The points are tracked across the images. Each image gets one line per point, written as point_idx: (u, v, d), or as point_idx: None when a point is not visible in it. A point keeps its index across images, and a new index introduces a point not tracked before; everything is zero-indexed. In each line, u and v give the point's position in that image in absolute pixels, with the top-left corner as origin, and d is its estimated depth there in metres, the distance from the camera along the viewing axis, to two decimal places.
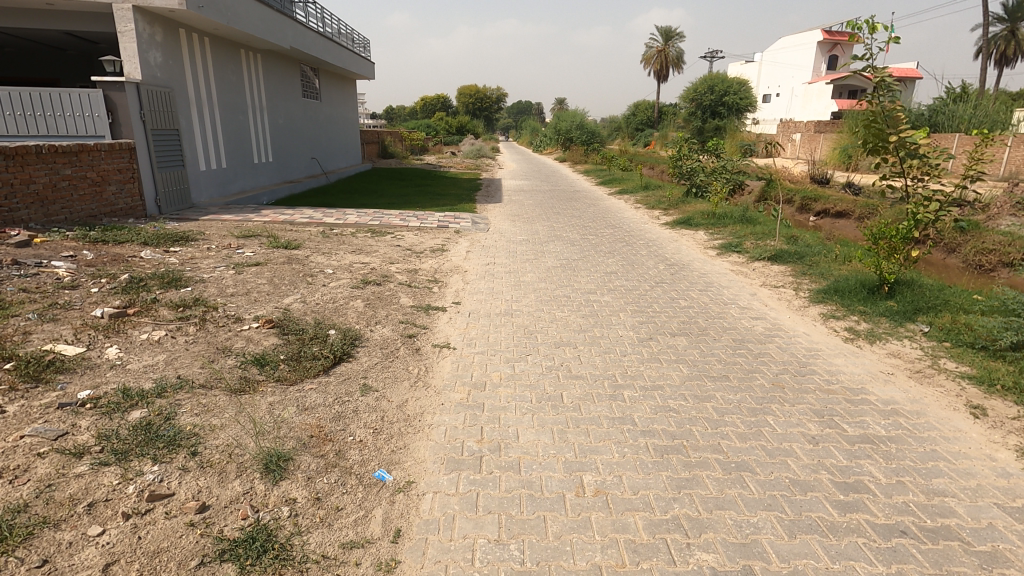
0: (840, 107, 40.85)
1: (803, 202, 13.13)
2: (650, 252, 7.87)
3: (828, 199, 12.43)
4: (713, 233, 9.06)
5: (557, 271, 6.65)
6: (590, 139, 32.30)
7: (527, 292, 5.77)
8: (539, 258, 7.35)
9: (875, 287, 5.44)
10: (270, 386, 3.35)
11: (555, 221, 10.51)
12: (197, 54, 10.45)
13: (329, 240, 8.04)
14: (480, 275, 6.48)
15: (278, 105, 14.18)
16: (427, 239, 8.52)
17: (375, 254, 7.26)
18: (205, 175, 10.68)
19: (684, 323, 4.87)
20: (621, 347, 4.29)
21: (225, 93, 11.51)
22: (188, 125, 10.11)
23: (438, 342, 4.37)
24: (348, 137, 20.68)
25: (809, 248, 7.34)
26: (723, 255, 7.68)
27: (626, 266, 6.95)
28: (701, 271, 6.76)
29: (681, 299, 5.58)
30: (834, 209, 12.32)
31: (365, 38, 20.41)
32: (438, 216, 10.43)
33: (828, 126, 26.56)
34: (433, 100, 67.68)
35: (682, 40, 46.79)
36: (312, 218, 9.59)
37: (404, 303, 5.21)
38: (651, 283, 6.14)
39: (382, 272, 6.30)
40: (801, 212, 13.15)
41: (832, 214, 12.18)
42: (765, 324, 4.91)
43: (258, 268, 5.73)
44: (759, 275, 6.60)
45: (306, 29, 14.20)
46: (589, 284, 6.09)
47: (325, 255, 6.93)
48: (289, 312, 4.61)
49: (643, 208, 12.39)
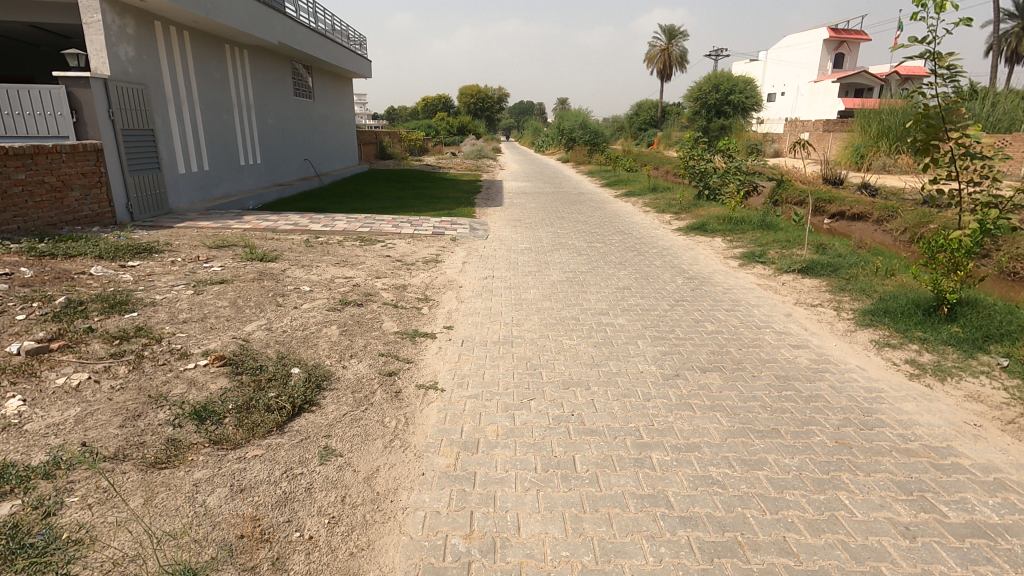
0: (847, 107, 39.98)
1: (818, 204, 12.44)
2: (665, 263, 7.14)
3: (844, 201, 11.76)
4: (732, 240, 8.33)
5: (561, 286, 5.94)
6: (593, 138, 31.56)
7: (529, 313, 5.07)
8: (542, 271, 6.65)
9: (933, 308, 4.70)
10: (202, 453, 2.62)
11: (559, 227, 9.80)
12: (175, 48, 9.74)
13: (312, 250, 7.34)
14: (477, 291, 5.77)
15: (268, 104, 13.48)
16: (420, 248, 7.80)
17: (360, 267, 6.56)
18: (184, 178, 9.97)
19: (713, 353, 4.15)
20: (643, 389, 3.57)
21: (208, 91, 10.81)
22: (164, 124, 9.40)
23: (424, 381, 3.65)
24: (344, 137, 19.99)
25: (843, 259, 6.61)
26: (745, 266, 6.95)
27: (640, 279, 6.23)
28: (724, 286, 6.04)
29: (705, 320, 4.87)
30: (850, 213, 11.64)
31: (362, 34, 19.70)
32: (434, 221, 9.73)
33: (837, 125, 25.80)
34: (433, 100, 67.12)
35: (686, 38, 46.06)
36: (297, 224, 8.89)
37: (387, 330, 4.49)
38: (670, 301, 5.42)
39: (365, 288, 5.58)
40: (817, 216, 12.39)
41: (850, 217, 11.50)
42: (809, 353, 4.18)
43: (222, 286, 5.03)
44: (791, 290, 5.87)
45: (297, 24, 13.48)
46: (599, 303, 5.37)
47: (304, 269, 6.23)
48: (248, 345, 3.89)
49: (652, 212, 11.67)
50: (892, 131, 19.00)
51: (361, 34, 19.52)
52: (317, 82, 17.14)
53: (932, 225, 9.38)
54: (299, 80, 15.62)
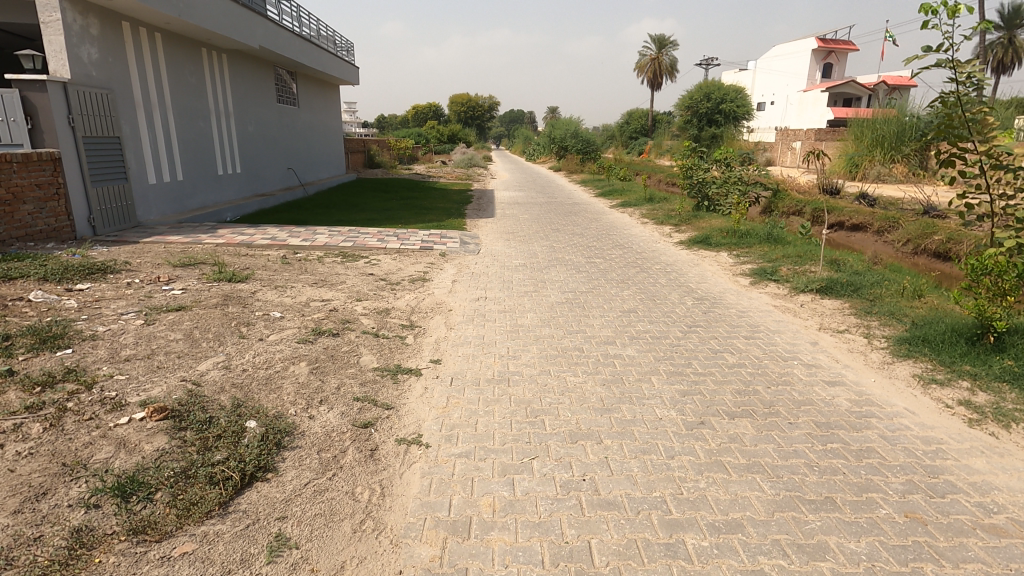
0: (836, 116, 40.04)
1: (816, 214, 12.08)
2: (671, 281, 6.64)
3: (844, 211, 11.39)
4: (739, 255, 7.86)
5: (560, 310, 5.41)
6: (585, 147, 31.25)
7: (526, 342, 4.52)
8: (539, 291, 6.11)
9: (977, 337, 4.19)
10: (115, 553, 2.05)
11: (554, 240, 9.30)
12: (146, 51, 9.15)
13: (288, 268, 6.76)
14: (468, 316, 5.22)
15: (249, 111, 12.89)
16: (406, 265, 7.24)
17: (340, 287, 5.98)
18: (155, 189, 9.34)
19: (740, 394, 3.62)
20: (665, 443, 3.02)
21: (182, 96, 10.21)
22: (132, 131, 8.78)
23: (406, 434, 3.09)
24: (330, 145, 19.42)
25: (862, 278, 6.15)
26: (758, 284, 6.45)
27: (646, 301, 5.72)
28: (739, 309, 5.54)
29: (724, 350, 4.36)
30: (851, 223, 11.27)
31: (349, 40, 19.18)
32: (422, 235, 9.17)
33: (829, 133, 25.46)
34: (424, 108, 66.72)
35: (677, 47, 46.05)
36: (275, 238, 8.30)
37: (367, 366, 3.93)
38: (682, 327, 4.91)
39: (344, 314, 5.01)
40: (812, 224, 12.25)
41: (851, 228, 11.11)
42: (847, 392, 3.67)
43: (179, 313, 4.44)
44: (811, 313, 5.39)
45: (280, 28, 12.92)
46: (604, 329, 4.84)
47: (277, 291, 5.64)
48: (199, 389, 3.30)
49: (651, 224, 11.20)
50: (886, 140, 18.64)
51: (348, 40, 19.02)
52: (302, 89, 16.57)
53: (938, 236, 8.99)
54: (282, 86, 15.04)
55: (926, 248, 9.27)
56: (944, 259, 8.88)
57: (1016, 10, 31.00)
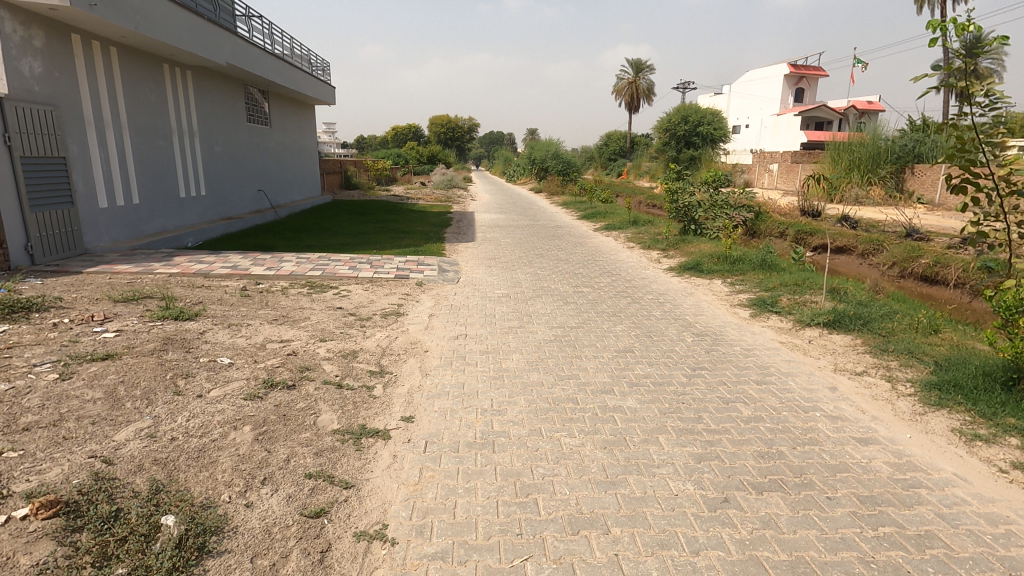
0: (809, 139, 40.82)
1: (796, 235, 11.95)
2: (666, 313, 6.16)
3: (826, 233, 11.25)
4: (733, 284, 7.45)
5: (548, 350, 4.87)
6: (565, 169, 31.14)
7: (511, 392, 3.96)
8: (525, 326, 5.57)
9: (1015, 383, 3.73)
10: None
11: (538, 267, 8.81)
12: (99, 65, 8.51)
13: (247, 302, 6.11)
14: (445, 359, 4.64)
15: (215, 130, 12.24)
16: (379, 296, 6.65)
17: (303, 325, 5.36)
18: (107, 214, 8.62)
19: (763, 458, 3.10)
20: (686, 531, 2.47)
21: (140, 114, 9.55)
22: (81, 152, 8.08)
23: (367, 526, 2.49)
24: (305, 166, 18.81)
25: (869, 310, 5.75)
26: (758, 317, 6.01)
27: (642, 338, 5.22)
28: (742, 346, 5.07)
29: (735, 399, 3.86)
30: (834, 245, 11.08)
31: (325, 59, 18.72)
32: (397, 261, 8.61)
33: (803, 155, 25.70)
34: (403, 129, 66.57)
35: (654, 71, 46.72)
36: (236, 267, 7.63)
37: (325, 429, 3.32)
38: (686, 370, 4.40)
39: (304, 358, 4.38)
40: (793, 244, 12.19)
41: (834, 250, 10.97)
42: (884, 454, 3.18)
43: (104, 363, 3.77)
44: (820, 350, 4.95)
45: (249, 45, 12.38)
46: (599, 374, 4.31)
47: (230, 330, 5.00)
48: (107, 471, 2.64)
49: (637, 249, 10.82)
50: (862, 163, 18.77)
51: (323, 59, 18.59)
52: (275, 108, 15.99)
53: (924, 259, 8.75)
54: (252, 104, 14.44)
55: (913, 272, 9.05)
56: (933, 283, 8.65)
57: None
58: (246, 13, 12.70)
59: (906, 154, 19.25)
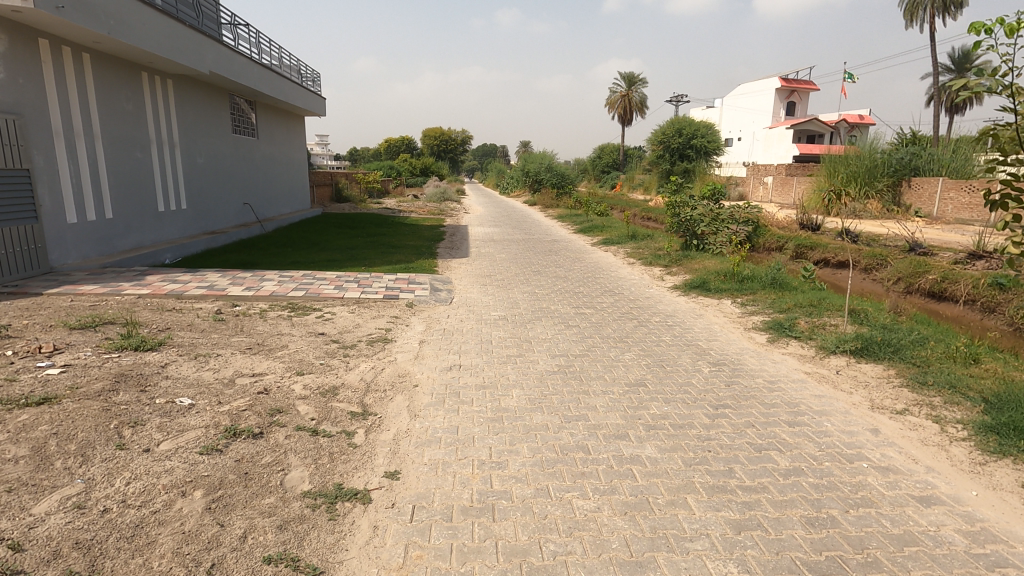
0: (802, 151, 40.88)
1: (796, 249, 12.12)
2: (676, 339, 5.68)
3: (827, 248, 11.40)
4: (744, 305, 6.99)
5: (551, 383, 4.38)
6: (559, 182, 30.82)
7: (512, 438, 3.45)
8: (524, 354, 5.08)
9: None
10: None
11: (535, 285, 8.34)
12: (69, 72, 8.00)
13: (221, 327, 5.59)
14: (437, 396, 4.13)
15: (199, 141, 11.76)
16: (366, 320, 6.14)
17: (279, 354, 4.85)
18: (76, 230, 8.07)
19: (813, 527, 2.61)
20: None
21: (116, 124, 9.04)
22: (48, 164, 7.55)
23: None
24: (293, 179, 18.33)
25: (897, 335, 5.31)
26: (777, 342, 5.55)
27: (655, 369, 4.74)
28: (765, 378, 4.60)
29: (769, 447, 3.37)
30: (835, 260, 11.08)
31: (315, 70, 18.31)
32: (387, 280, 8.12)
33: (798, 167, 25.67)
34: (397, 142, 66.46)
35: (646, 84, 46.78)
36: (212, 287, 7.10)
37: (294, 491, 2.80)
38: (707, 409, 3.92)
39: (276, 398, 3.86)
40: (794, 260, 11.94)
41: (833, 265, 11.10)
42: (954, 519, 2.70)
43: (38, 410, 3.22)
44: (851, 382, 4.49)
45: (235, 53, 11.94)
46: (610, 414, 3.82)
47: (197, 363, 4.47)
48: (12, 562, 2.10)
49: (638, 265, 10.39)
50: (858, 176, 18.31)
51: (314, 70, 18.21)
52: (262, 119, 15.52)
53: (932, 275, 8.51)
54: (238, 115, 13.97)
55: (919, 288, 8.79)
56: (940, 299, 8.34)
57: (966, 56, 34.41)
58: (232, 21, 12.27)
59: (903, 167, 18.77)
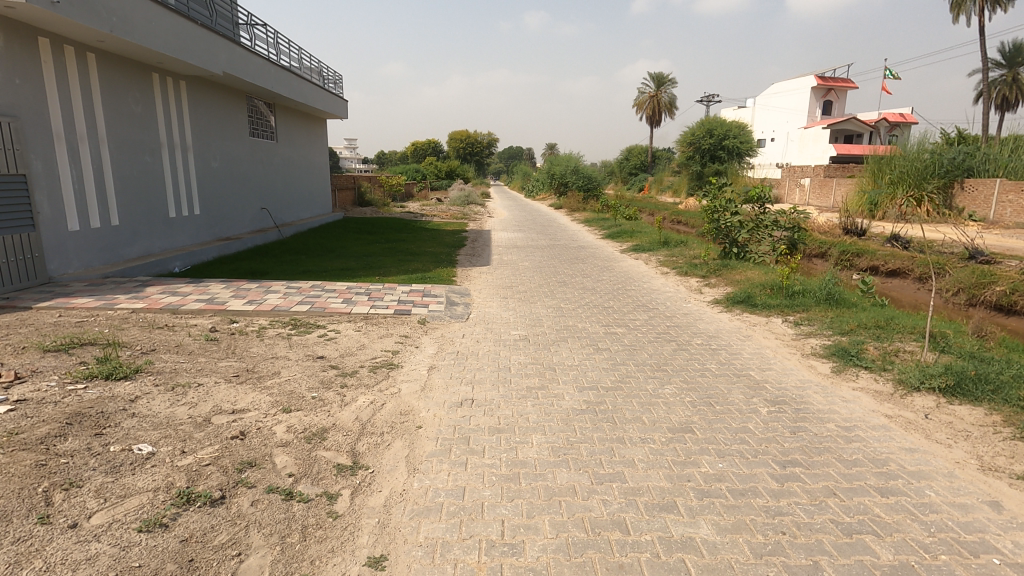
0: (840, 152, 39.19)
1: (840, 257, 11.32)
2: (724, 368, 4.92)
3: (875, 255, 10.60)
4: (798, 326, 6.16)
5: (579, 427, 3.68)
6: (586, 184, 30.02)
7: (531, 508, 2.77)
8: (547, 387, 4.38)
9: None
10: None
11: (561, 298, 7.65)
12: (71, 72, 7.64)
13: (212, 348, 5.05)
14: (443, 442, 3.47)
15: (213, 144, 11.41)
16: (371, 340, 5.54)
17: (268, 384, 4.26)
18: (78, 238, 7.70)
19: None
20: None
21: (123, 127, 8.69)
22: (47, 169, 7.19)
23: None
24: (314, 183, 18.01)
25: (993, 368, 4.44)
26: (844, 374, 4.73)
27: (702, 408, 4.00)
28: (838, 422, 3.81)
29: (862, 530, 2.62)
30: (886, 268, 10.35)
31: (336, 71, 17.98)
32: (400, 292, 7.54)
33: (836, 169, 24.45)
34: (423, 145, 66.63)
35: (676, 84, 45.52)
36: (212, 300, 6.60)
37: None
38: (773, 468, 3.16)
39: (251, 446, 3.24)
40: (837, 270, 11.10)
41: (882, 273, 10.37)
42: None
43: None
44: (948, 431, 3.66)
45: (251, 54, 11.58)
46: (652, 475, 3.11)
47: (172, 396, 3.90)
48: None
49: (672, 274, 9.60)
50: (909, 176, 16.82)
51: (335, 72, 17.89)
52: (282, 122, 15.19)
53: (999, 287, 7.77)
54: (256, 118, 13.64)
55: (984, 301, 7.95)
56: (1010, 314, 7.60)
57: (1017, 48, 32.30)
58: (249, 21, 11.92)
59: (955, 168, 17.13)
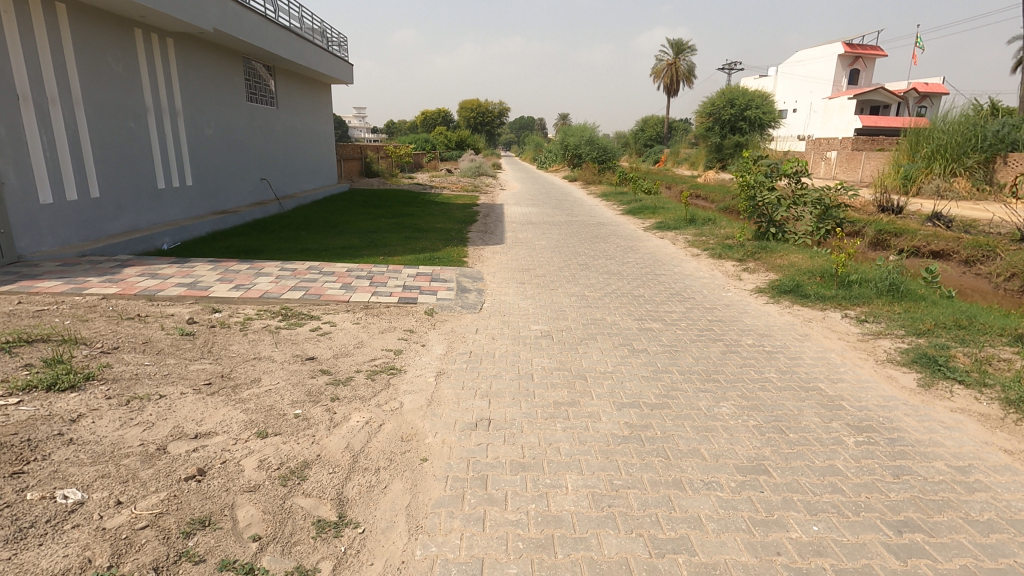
0: (866, 125, 37.41)
1: (877, 237, 10.23)
2: (787, 378, 4.13)
3: (916, 236, 9.66)
4: (861, 325, 5.31)
5: (624, 464, 2.93)
6: (601, 156, 28.78)
7: None
8: (578, 404, 3.62)
9: None
10: None
11: (583, 285, 6.84)
12: (37, 22, 6.78)
13: (186, 345, 4.34)
14: (454, 485, 2.73)
15: (207, 109, 10.57)
16: (369, 336, 4.79)
17: (243, 398, 3.52)
18: (51, 212, 6.97)
19: None
20: None
21: (104, 88, 7.87)
22: (13, 135, 6.43)
23: None
24: (318, 152, 17.11)
25: None
26: (935, 389, 3.94)
27: (773, 437, 3.23)
28: (948, 461, 3.03)
29: None
30: (928, 249, 9.42)
31: (341, 33, 16.90)
32: (405, 276, 6.79)
33: (867, 141, 23.03)
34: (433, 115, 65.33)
35: (695, 53, 43.54)
36: (194, 285, 5.88)
37: None
38: (886, 536, 2.41)
39: (208, 493, 2.51)
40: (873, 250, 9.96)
41: (923, 254, 9.45)
42: None
43: None
44: None
45: (245, 10, 10.60)
46: (732, 543, 2.36)
47: (124, 413, 3.18)
48: None
49: (703, 257, 8.77)
50: (946, 150, 15.51)
51: (340, 34, 16.84)
52: (282, 87, 14.25)
53: None
54: (254, 82, 12.72)
55: None
56: None
57: None
58: None
59: (998, 141, 15.63)
